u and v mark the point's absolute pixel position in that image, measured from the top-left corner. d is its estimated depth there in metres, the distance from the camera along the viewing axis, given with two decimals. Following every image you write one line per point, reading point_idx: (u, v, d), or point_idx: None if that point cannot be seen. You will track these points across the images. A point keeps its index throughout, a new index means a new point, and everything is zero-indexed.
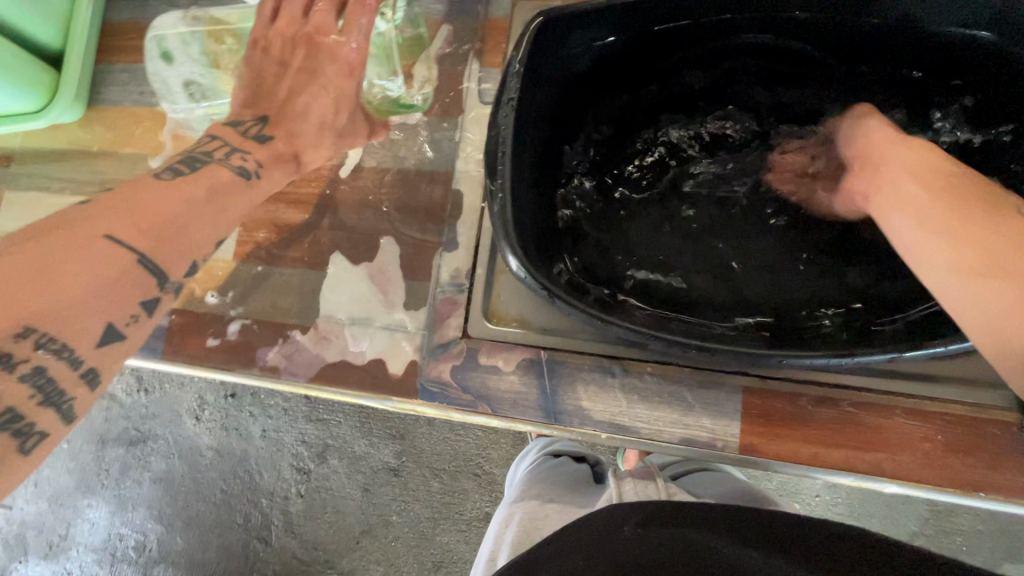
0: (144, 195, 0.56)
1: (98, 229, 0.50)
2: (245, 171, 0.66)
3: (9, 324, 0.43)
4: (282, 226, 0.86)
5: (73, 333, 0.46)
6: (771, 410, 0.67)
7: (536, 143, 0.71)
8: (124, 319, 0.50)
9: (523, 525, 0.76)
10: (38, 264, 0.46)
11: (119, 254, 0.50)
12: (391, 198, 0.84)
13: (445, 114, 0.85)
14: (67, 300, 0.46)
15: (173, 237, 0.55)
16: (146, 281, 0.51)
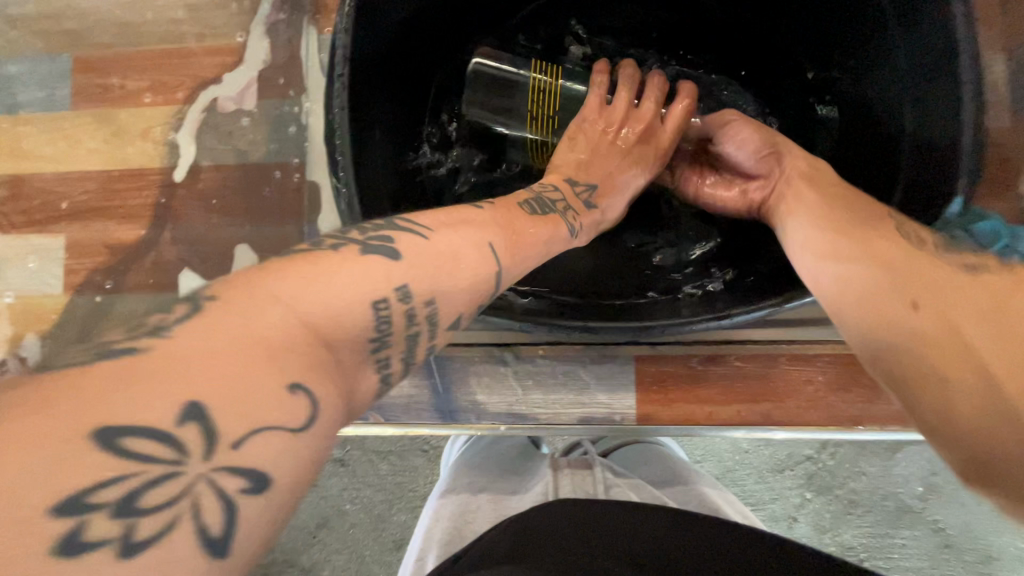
0: (304, 301, 0.30)
1: (246, 396, 0.25)
2: (407, 283, 0.34)
3: (244, 450, 0.25)
4: (115, 246, 0.74)
5: (234, 405, 0.25)
6: (664, 375, 0.66)
7: (381, 123, 0.64)
8: (247, 525, 0.24)
9: (453, 521, 0.70)
10: (196, 381, 0.25)
11: (288, 413, 0.26)
12: (239, 199, 0.74)
13: (287, 93, 0.74)
14: (236, 457, 0.25)
15: (265, 386, 0.26)
16: (248, 536, 0.24)
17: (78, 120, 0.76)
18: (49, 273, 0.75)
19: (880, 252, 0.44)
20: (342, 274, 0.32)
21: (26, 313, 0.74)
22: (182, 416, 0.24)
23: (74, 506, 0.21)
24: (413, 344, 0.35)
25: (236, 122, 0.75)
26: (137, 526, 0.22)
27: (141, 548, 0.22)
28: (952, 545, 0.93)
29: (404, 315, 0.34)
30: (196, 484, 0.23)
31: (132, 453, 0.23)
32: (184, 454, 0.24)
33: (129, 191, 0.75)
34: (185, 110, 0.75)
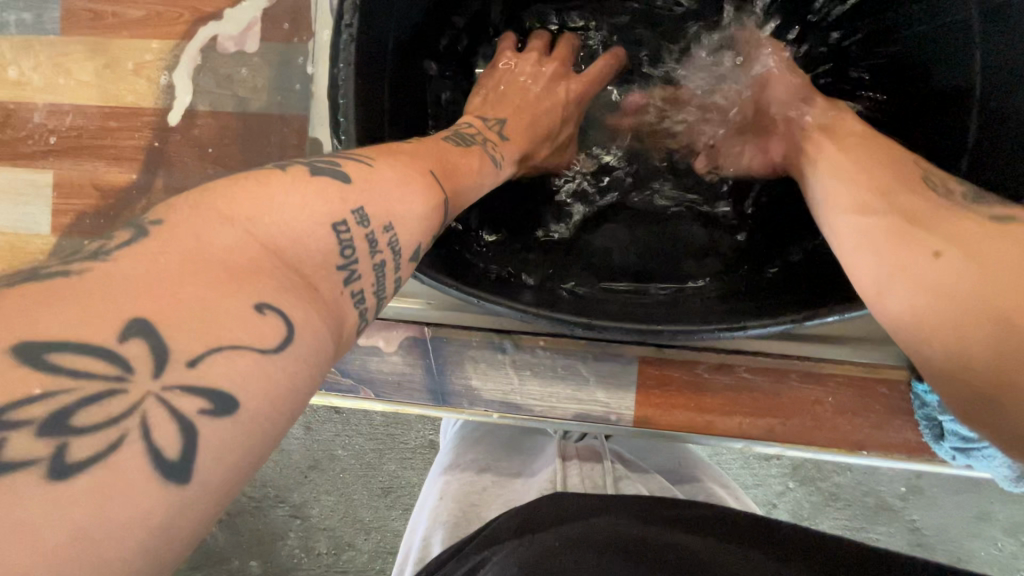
0: (263, 224, 0.30)
1: (202, 316, 0.25)
2: (362, 206, 0.35)
3: (197, 351, 0.25)
4: (106, 188, 0.70)
5: (191, 315, 0.25)
6: (668, 379, 0.63)
7: (391, 81, 0.58)
8: (212, 442, 0.24)
9: (458, 503, 0.70)
10: (139, 299, 0.25)
11: (252, 322, 0.26)
12: (235, 150, 0.69)
13: (293, 38, 0.68)
14: (193, 375, 0.24)
15: (222, 295, 0.26)
16: (215, 463, 0.24)
17: (69, 48, 0.71)
18: (37, 211, 0.71)
19: (936, 272, 0.39)
20: (294, 196, 0.33)
21: (13, 251, 0.71)
22: (122, 333, 0.24)
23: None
24: (382, 274, 0.36)
25: (237, 64, 0.69)
26: (71, 441, 0.22)
27: (81, 469, 0.21)
28: (924, 545, 0.92)
29: (366, 239, 0.34)
30: (140, 402, 0.23)
31: (66, 367, 0.22)
32: (129, 371, 0.23)
33: (121, 131, 0.70)
34: (183, 46, 0.69)
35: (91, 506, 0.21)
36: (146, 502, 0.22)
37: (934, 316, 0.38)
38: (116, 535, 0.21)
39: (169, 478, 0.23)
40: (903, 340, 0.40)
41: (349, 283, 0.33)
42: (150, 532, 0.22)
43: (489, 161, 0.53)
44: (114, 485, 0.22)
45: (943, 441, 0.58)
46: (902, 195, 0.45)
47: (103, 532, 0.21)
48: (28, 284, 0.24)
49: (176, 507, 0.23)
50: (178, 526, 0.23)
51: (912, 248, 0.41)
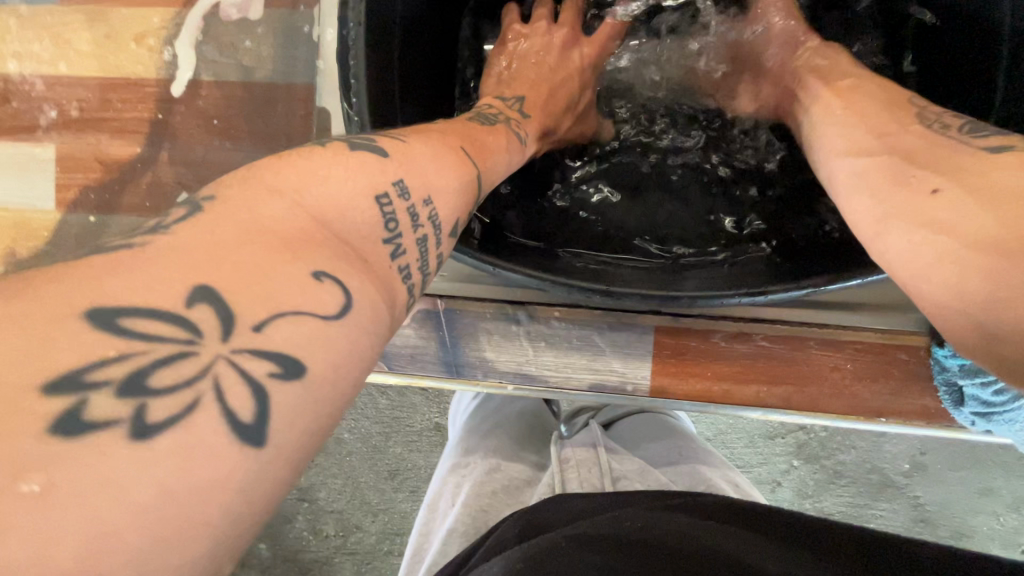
0: (313, 200, 0.30)
1: (263, 283, 0.25)
2: (403, 178, 0.35)
3: (261, 314, 0.25)
4: (110, 162, 0.69)
5: (256, 282, 0.25)
6: (684, 348, 0.62)
7: (402, 45, 0.56)
8: (285, 406, 0.24)
9: (473, 500, 0.68)
10: (206, 268, 0.25)
11: (313, 291, 0.26)
12: (241, 121, 0.68)
13: (298, 4, 0.66)
14: (261, 340, 0.24)
15: (280, 263, 0.26)
16: (290, 426, 0.24)
17: (67, 18, 0.69)
18: (41, 187, 0.70)
19: (930, 207, 0.37)
20: (338, 171, 0.33)
21: (17, 227, 0.70)
22: (190, 300, 0.23)
23: (71, 384, 0.20)
24: (423, 249, 0.35)
25: (241, 32, 0.67)
26: (149, 404, 0.21)
27: (160, 430, 0.21)
28: (926, 519, 0.92)
29: (407, 211, 0.34)
30: (211, 365, 0.23)
31: (138, 332, 0.22)
32: (198, 335, 0.23)
33: (124, 103, 0.69)
34: (185, 14, 0.67)
35: (173, 465, 0.21)
36: (226, 466, 0.22)
37: (927, 247, 0.36)
38: (200, 493, 0.21)
39: (246, 440, 0.22)
40: (900, 279, 0.38)
41: (396, 258, 0.33)
42: (232, 494, 0.21)
43: (513, 138, 0.52)
44: (193, 447, 0.21)
45: (962, 407, 0.57)
46: (901, 134, 0.44)
47: (187, 494, 0.21)
48: (94, 257, 0.24)
49: (255, 471, 0.22)
50: (257, 491, 0.22)
51: (903, 187, 0.39)
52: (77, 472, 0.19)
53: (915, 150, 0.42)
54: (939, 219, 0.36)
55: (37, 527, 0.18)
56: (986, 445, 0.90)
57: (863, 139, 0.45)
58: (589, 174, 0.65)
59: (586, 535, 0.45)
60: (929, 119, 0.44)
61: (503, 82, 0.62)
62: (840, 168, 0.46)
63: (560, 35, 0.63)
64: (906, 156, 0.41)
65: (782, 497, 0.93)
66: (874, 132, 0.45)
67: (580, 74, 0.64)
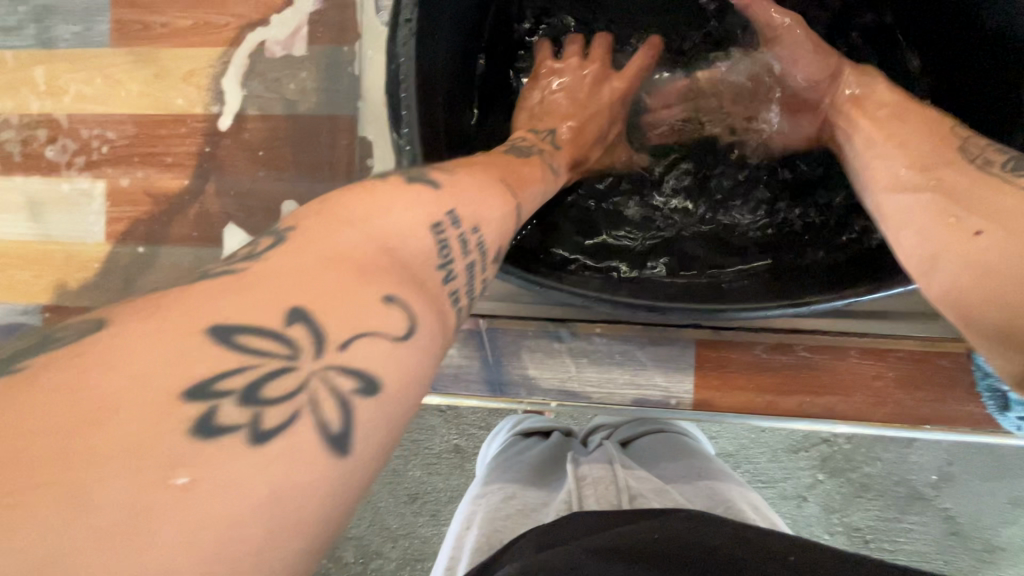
0: (379, 228, 0.31)
1: (345, 305, 0.26)
2: (454, 209, 0.36)
3: (342, 334, 0.25)
4: (158, 195, 0.72)
5: (336, 305, 0.26)
6: (726, 360, 0.63)
7: (446, 75, 0.58)
8: (367, 420, 0.24)
9: (486, 526, 0.65)
10: (297, 290, 0.25)
11: (386, 313, 0.27)
12: (287, 152, 0.70)
13: (340, 39, 0.69)
14: (345, 357, 0.25)
15: (355, 288, 0.27)
16: (370, 438, 0.24)
17: (117, 60, 0.72)
18: (92, 220, 0.73)
19: (975, 248, 0.38)
20: (398, 202, 0.34)
21: (71, 258, 0.73)
22: (290, 320, 0.24)
23: (202, 392, 0.21)
24: (470, 273, 0.36)
25: (285, 69, 0.70)
26: (262, 410, 0.22)
27: (274, 434, 0.22)
28: (959, 532, 0.90)
29: (458, 240, 0.35)
30: (307, 378, 0.23)
31: (245, 347, 0.23)
32: (297, 352, 0.24)
33: (172, 138, 0.72)
34: (231, 52, 0.71)
35: (285, 467, 0.21)
36: (317, 472, 0.22)
37: (974, 280, 0.37)
38: (302, 497, 0.21)
39: (337, 449, 0.23)
40: (949, 309, 0.39)
41: (447, 283, 0.33)
42: (325, 499, 0.22)
43: (548, 169, 0.55)
44: (297, 452, 0.22)
45: (1008, 412, 0.59)
46: (946, 169, 0.44)
47: (291, 494, 0.21)
48: (203, 283, 0.25)
49: (343, 478, 0.23)
50: (343, 498, 0.23)
51: (944, 223, 0.40)
52: (215, 471, 0.20)
53: (956, 187, 0.42)
54: (984, 264, 0.37)
55: (183, 517, 0.19)
56: (1019, 455, 0.89)
57: (908, 172, 0.46)
58: (624, 198, 0.67)
59: (604, 548, 0.47)
60: (972, 155, 0.44)
61: (534, 116, 0.65)
62: (887, 201, 0.46)
63: (592, 68, 0.67)
64: (951, 191, 0.42)
65: (809, 513, 0.92)
66: (919, 166, 0.45)
67: (610, 108, 0.67)
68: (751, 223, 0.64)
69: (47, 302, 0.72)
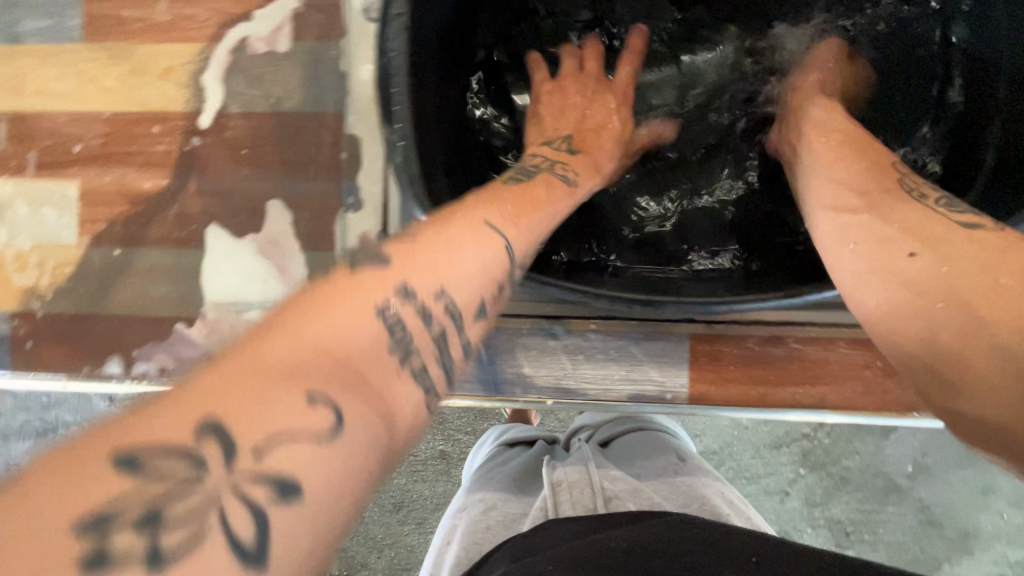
0: (315, 330, 0.28)
1: (262, 409, 0.24)
2: (408, 282, 0.33)
3: (248, 441, 0.23)
4: (135, 196, 0.69)
5: (261, 412, 0.24)
6: (720, 354, 0.64)
7: (434, 73, 0.57)
8: (284, 526, 0.23)
9: (464, 542, 0.64)
10: (204, 402, 0.24)
11: (309, 418, 0.25)
12: (271, 151, 0.68)
13: (326, 37, 0.67)
14: (261, 468, 0.23)
15: (280, 390, 0.25)
16: (288, 551, 0.23)
17: (91, 55, 0.70)
18: (64, 222, 0.70)
19: (909, 270, 0.38)
20: (344, 298, 0.31)
21: (43, 261, 0.70)
22: (203, 432, 0.23)
23: (97, 526, 0.20)
24: (441, 342, 0.33)
25: (268, 65, 0.69)
26: (162, 532, 0.21)
27: (169, 564, 0.21)
28: (934, 522, 0.92)
29: (416, 311, 0.32)
30: (208, 510, 0.22)
31: (146, 475, 0.22)
32: (202, 471, 0.23)
33: (150, 136, 0.69)
34: (212, 48, 0.69)
35: None
36: None
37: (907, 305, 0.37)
38: None
39: (250, 565, 0.22)
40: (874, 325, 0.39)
41: (407, 364, 0.31)
42: None
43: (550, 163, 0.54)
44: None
45: None
46: (883, 195, 0.44)
47: None
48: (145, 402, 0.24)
49: None
50: None
51: (880, 243, 0.40)
52: None
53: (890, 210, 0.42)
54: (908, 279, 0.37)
55: None
56: None
57: (849, 199, 0.45)
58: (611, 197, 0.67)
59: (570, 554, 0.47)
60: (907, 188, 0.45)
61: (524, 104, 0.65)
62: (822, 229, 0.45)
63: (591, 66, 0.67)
64: (880, 211, 0.42)
65: (791, 507, 0.94)
66: (856, 194, 0.45)
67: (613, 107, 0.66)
68: (734, 217, 0.65)
69: (19, 307, 0.69)
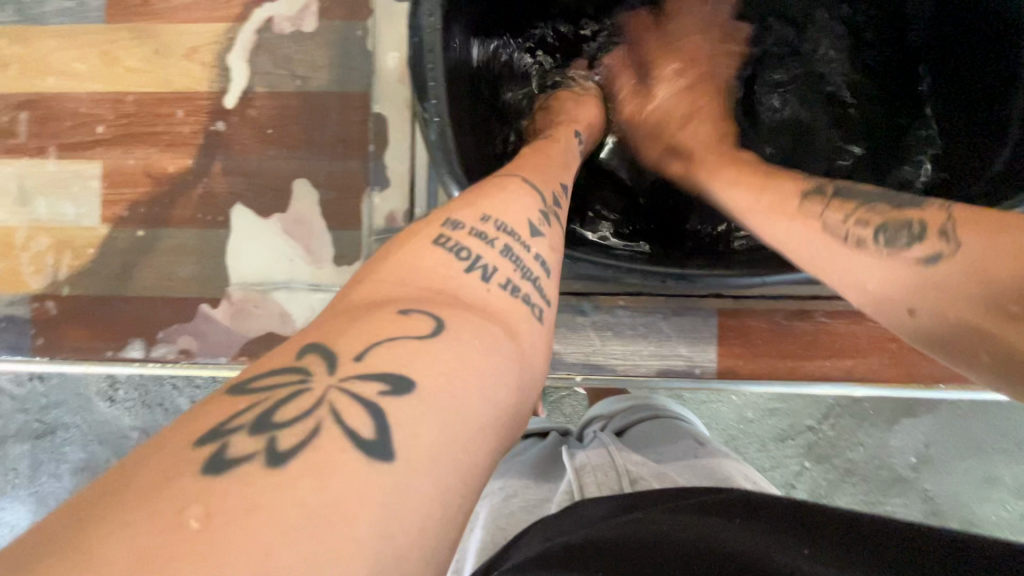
0: (417, 262, 0.36)
1: (371, 329, 0.29)
2: (488, 215, 0.40)
3: (359, 347, 0.28)
4: (159, 176, 0.69)
5: (385, 318, 0.30)
6: (748, 329, 0.64)
7: (466, 51, 0.57)
8: (399, 414, 0.26)
9: (489, 528, 0.63)
10: (320, 335, 0.29)
11: (416, 324, 0.30)
12: (297, 130, 0.68)
13: (352, 18, 0.68)
14: (364, 366, 0.27)
15: (397, 303, 0.32)
16: (410, 438, 0.25)
17: (114, 36, 0.69)
18: (85, 204, 0.69)
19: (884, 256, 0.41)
20: (425, 247, 0.37)
21: (63, 243, 0.69)
22: (302, 355, 0.28)
23: (214, 436, 0.23)
24: (513, 258, 0.38)
25: (294, 45, 0.69)
26: (274, 438, 0.23)
27: (290, 456, 0.23)
28: (939, 514, 0.91)
29: (485, 233, 0.39)
30: (325, 395, 0.25)
31: (258, 391, 0.26)
32: (310, 378, 0.26)
33: (174, 116, 0.69)
34: (238, 28, 0.69)
35: (310, 486, 0.22)
36: (363, 480, 0.23)
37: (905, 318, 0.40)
38: (357, 500, 0.23)
39: (373, 454, 0.24)
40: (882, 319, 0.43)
41: (489, 279, 0.36)
42: (379, 510, 0.23)
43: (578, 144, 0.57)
44: (322, 470, 0.23)
45: None
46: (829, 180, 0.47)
47: (334, 509, 0.22)
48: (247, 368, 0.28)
49: (387, 480, 0.24)
50: (400, 501, 0.23)
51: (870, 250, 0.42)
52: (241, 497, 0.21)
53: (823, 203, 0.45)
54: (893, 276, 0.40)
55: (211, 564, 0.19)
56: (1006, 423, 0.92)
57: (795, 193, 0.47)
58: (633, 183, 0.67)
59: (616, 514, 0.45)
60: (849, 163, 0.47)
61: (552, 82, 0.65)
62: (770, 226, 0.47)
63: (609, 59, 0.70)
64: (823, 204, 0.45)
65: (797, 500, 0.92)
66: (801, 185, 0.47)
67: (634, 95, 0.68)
68: None
69: (40, 290, 0.69)
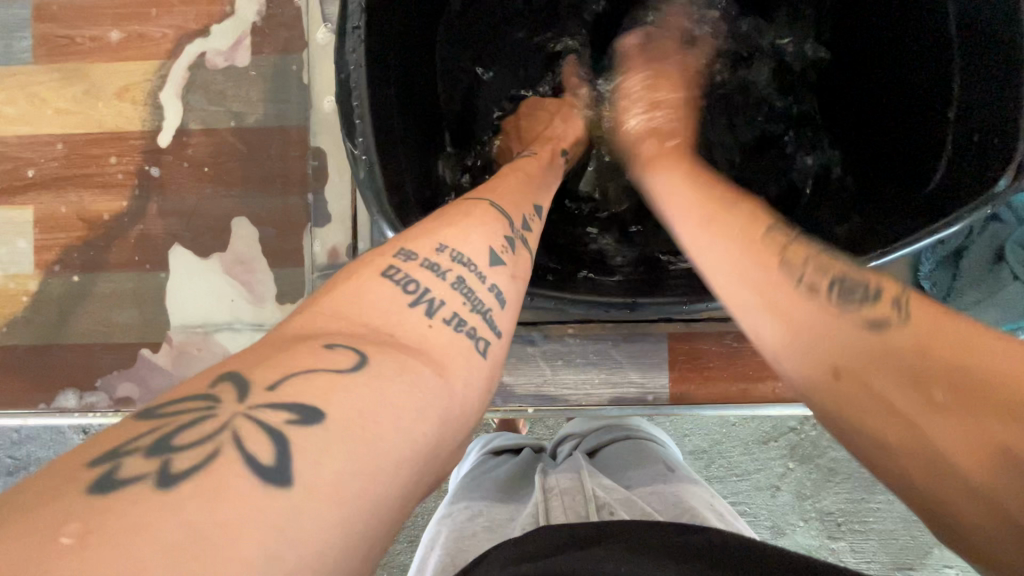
0: (355, 299, 0.33)
1: (290, 357, 0.27)
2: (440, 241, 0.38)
3: (275, 378, 0.26)
4: (94, 220, 0.67)
5: (309, 349, 0.28)
6: (699, 352, 0.64)
7: (397, 87, 0.56)
8: (306, 446, 0.23)
9: (448, 547, 0.59)
10: (236, 360, 0.27)
11: (340, 355, 0.28)
12: (235, 168, 0.67)
13: (286, 51, 0.67)
14: (276, 395, 0.25)
15: (324, 336, 0.29)
16: (317, 466, 0.23)
17: (42, 77, 0.67)
18: (18, 250, 0.67)
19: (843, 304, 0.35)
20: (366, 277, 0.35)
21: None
22: (217, 377, 0.26)
23: (112, 453, 0.22)
24: (464, 289, 0.36)
25: (228, 80, 0.67)
26: (172, 455, 0.22)
27: (182, 476, 0.21)
28: None
29: (437, 257, 0.37)
30: (229, 420, 0.23)
31: (167, 413, 0.24)
32: (219, 400, 0.24)
33: (107, 156, 0.67)
34: (169, 65, 0.67)
35: (199, 507, 0.20)
36: (258, 503, 0.21)
37: (824, 376, 0.34)
38: (239, 524, 0.20)
39: (271, 480, 0.22)
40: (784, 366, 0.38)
41: (433, 312, 0.34)
42: (270, 533, 0.21)
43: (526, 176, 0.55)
44: (215, 486, 0.21)
45: None
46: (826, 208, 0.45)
47: (212, 531, 0.20)
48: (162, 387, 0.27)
49: (289, 505, 0.21)
50: (289, 533, 0.21)
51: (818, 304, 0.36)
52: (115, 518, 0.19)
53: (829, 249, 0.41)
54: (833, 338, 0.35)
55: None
56: None
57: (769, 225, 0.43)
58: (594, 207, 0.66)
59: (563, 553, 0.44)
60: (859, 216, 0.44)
61: None
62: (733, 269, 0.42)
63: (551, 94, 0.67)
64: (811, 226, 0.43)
65: (783, 502, 0.91)
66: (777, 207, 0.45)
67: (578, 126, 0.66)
68: None
69: None
